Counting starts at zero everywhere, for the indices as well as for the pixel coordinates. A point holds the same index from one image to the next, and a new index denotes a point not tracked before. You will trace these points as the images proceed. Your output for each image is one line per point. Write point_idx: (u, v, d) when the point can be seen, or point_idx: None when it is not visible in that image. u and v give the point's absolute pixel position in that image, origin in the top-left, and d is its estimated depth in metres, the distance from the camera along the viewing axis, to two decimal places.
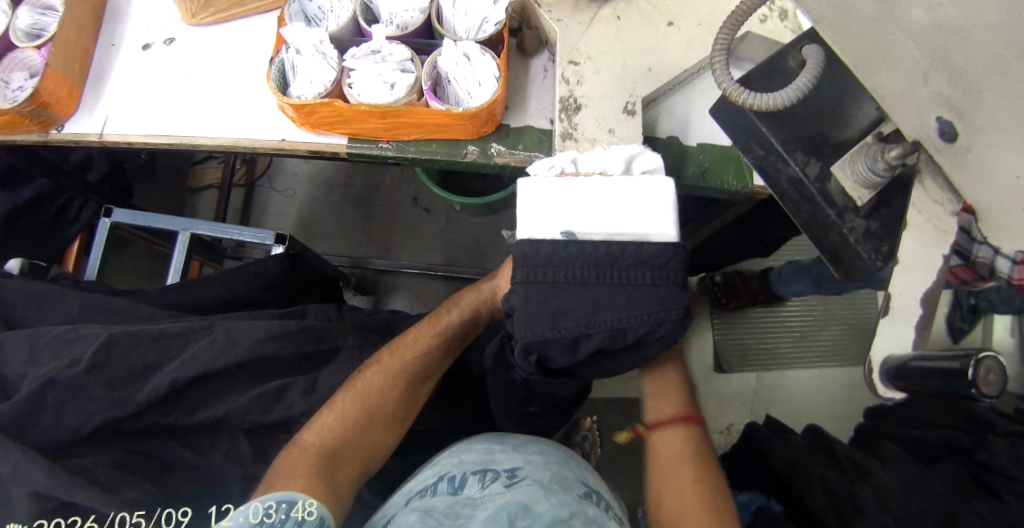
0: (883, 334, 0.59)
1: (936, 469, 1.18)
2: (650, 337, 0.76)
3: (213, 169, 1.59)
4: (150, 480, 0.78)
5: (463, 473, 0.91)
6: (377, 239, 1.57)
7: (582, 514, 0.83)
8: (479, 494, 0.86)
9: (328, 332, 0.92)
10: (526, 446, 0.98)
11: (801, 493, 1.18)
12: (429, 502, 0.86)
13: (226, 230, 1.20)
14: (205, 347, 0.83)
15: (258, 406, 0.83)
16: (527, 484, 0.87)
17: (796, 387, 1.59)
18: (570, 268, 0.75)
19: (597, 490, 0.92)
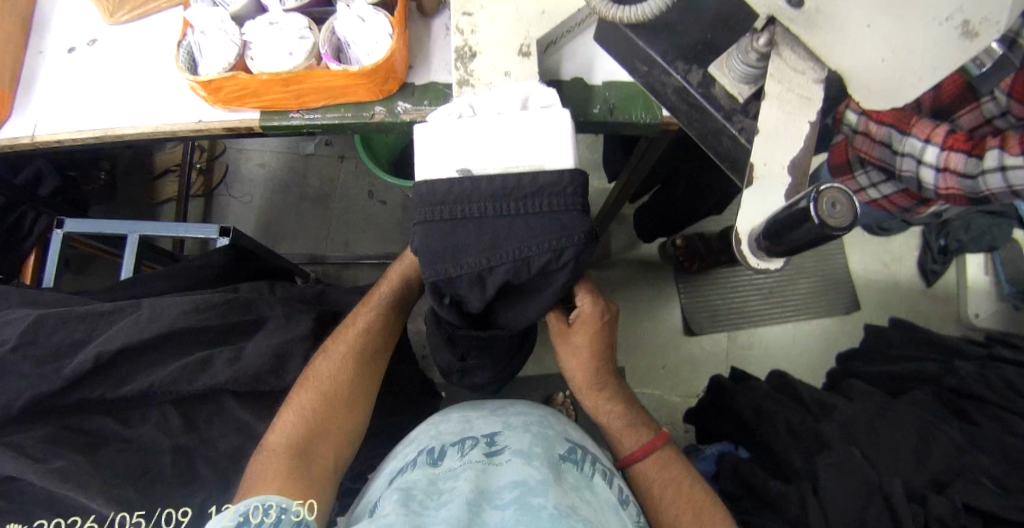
0: (746, 202, 0.61)
1: (934, 403, 1.18)
2: (553, 264, 0.77)
3: (170, 184, 1.76)
4: (81, 454, 0.78)
5: (439, 444, 0.80)
6: (336, 237, 1.77)
7: (570, 478, 0.75)
8: (460, 465, 0.76)
9: (256, 303, 0.93)
10: (504, 412, 0.88)
11: (768, 441, 1.19)
12: (407, 480, 0.74)
13: (175, 228, 1.26)
14: (131, 322, 0.85)
15: (185, 375, 0.84)
16: (511, 450, 0.77)
17: (769, 344, 1.60)
18: (465, 205, 0.76)
19: (580, 445, 0.84)
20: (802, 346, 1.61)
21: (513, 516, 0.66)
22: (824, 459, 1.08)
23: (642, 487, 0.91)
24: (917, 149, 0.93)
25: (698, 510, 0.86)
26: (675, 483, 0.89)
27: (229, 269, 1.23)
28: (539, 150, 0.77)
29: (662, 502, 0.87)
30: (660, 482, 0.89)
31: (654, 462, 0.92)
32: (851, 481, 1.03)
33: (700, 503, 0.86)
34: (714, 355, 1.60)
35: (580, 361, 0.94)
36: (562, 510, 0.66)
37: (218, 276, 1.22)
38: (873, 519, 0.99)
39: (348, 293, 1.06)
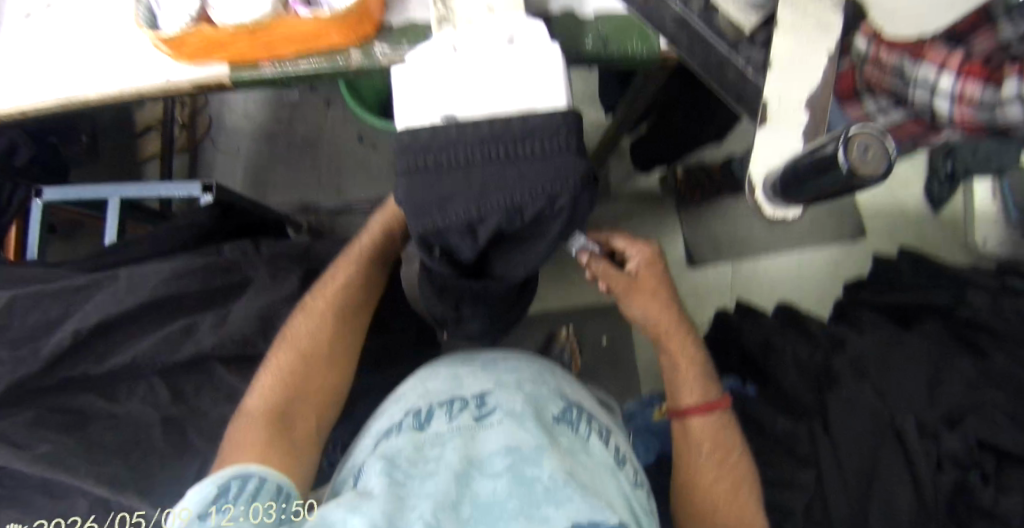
0: (759, 147, 0.56)
1: (946, 335, 1.15)
2: (547, 212, 0.72)
3: (152, 140, 1.74)
4: (67, 434, 0.75)
5: (427, 405, 0.76)
6: (328, 184, 1.73)
7: (563, 443, 0.72)
8: (448, 430, 0.72)
9: (237, 265, 0.90)
10: (495, 368, 0.85)
11: (775, 373, 1.16)
12: (392, 446, 0.70)
13: (155, 189, 1.22)
14: (109, 295, 0.81)
15: (167, 344, 0.81)
16: (503, 412, 0.74)
17: (774, 271, 1.57)
18: (451, 152, 0.70)
19: (575, 405, 0.81)
20: (809, 273, 1.57)
21: (506, 488, 0.64)
22: (836, 393, 1.06)
23: (686, 444, 0.91)
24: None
25: (735, 482, 0.87)
26: (721, 451, 0.89)
27: (215, 227, 1.20)
28: (530, 93, 0.72)
29: (701, 467, 0.88)
30: (707, 447, 0.90)
31: (704, 425, 0.91)
32: (859, 422, 1.02)
33: (739, 477, 0.88)
34: (717, 285, 1.57)
35: (650, 308, 0.92)
36: (558, 479, 0.63)
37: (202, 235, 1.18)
38: (884, 461, 0.98)
39: (336, 247, 1.02)
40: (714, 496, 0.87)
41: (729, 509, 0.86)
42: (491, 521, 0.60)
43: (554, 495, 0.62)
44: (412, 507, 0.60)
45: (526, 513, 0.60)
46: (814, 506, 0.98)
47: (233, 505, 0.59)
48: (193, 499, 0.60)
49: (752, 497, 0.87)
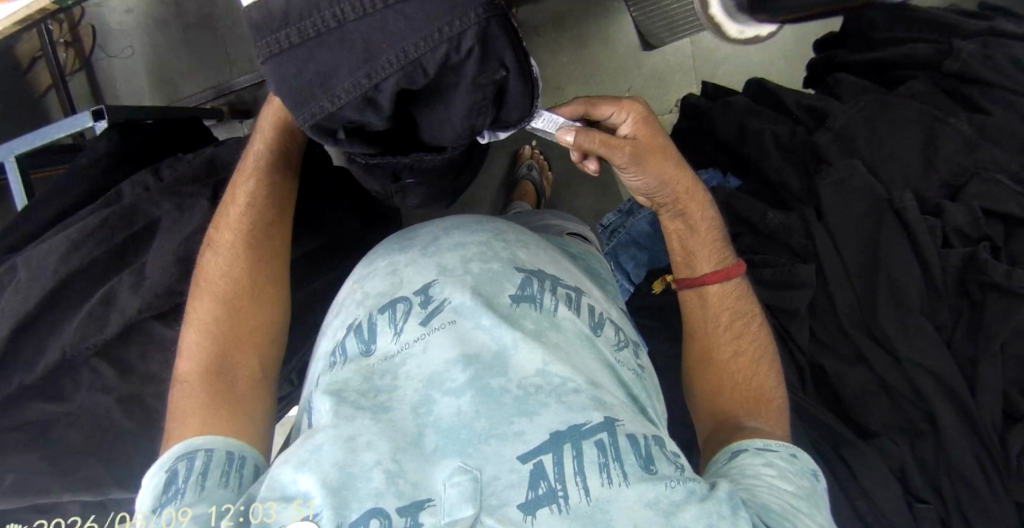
0: None
1: (933, 90, 0.98)
2: (453, 61, 0.57)
3: (43, 69, 1.57)
4: (31, 450, 0.72)
5: (366, 316, 0.66)
6: (237, 58, 1.51)
7: (528, 326, 0.64)
8: (397, 344, 0.63)
9: (137, 207, 0.76)
10: (437, 246, 0.72)
11: (757, 162, 1.05)
12: (338, 377, 0.62)
13: (45, 133, 1.12)
14: (10, 295, 0.72)
15: (93, 323, 0.72)
16: (453, 308, 0.64)
17: (739, 39, 1.37)
18: (315, 15, 0.55)
19: (537, 273, 0.71)
20: (779, 35, 1.36)
21: (472, 404, 0.57)
22: (826, 176, 0.96)
23: (701, 311, 0.83)
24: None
25: (756, 345, 0.80)
26: (741, 317, 0.82)
27: (121, 153, 1.07)
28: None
29: (721, 337, 0.80)
30: (727, 315, 0.81)
31: (721, 293, 0.82)
32: (856, 205, 0.94)
33: (762, 338, 0.81)
34: (681, 68, 1.40)
35: (668, 174, 0.80)
36: (527, 388, 0.58)
37: (108, 169, 1.05)
38: (884, 246, 0.90)
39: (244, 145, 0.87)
40: (739, 361, 0.79)
41: (750, 373, 0.78)
42: (461, 446, 0.55)
43: (524, 408, 0.57)
44: (367, 448, 0.55)
45: (498, 434, 0.55)
46: (818, 303, 0.95)
47: (182, 490, 0.55)
48: (147, 492, 0.56)
49: (770, 357, 0.80)
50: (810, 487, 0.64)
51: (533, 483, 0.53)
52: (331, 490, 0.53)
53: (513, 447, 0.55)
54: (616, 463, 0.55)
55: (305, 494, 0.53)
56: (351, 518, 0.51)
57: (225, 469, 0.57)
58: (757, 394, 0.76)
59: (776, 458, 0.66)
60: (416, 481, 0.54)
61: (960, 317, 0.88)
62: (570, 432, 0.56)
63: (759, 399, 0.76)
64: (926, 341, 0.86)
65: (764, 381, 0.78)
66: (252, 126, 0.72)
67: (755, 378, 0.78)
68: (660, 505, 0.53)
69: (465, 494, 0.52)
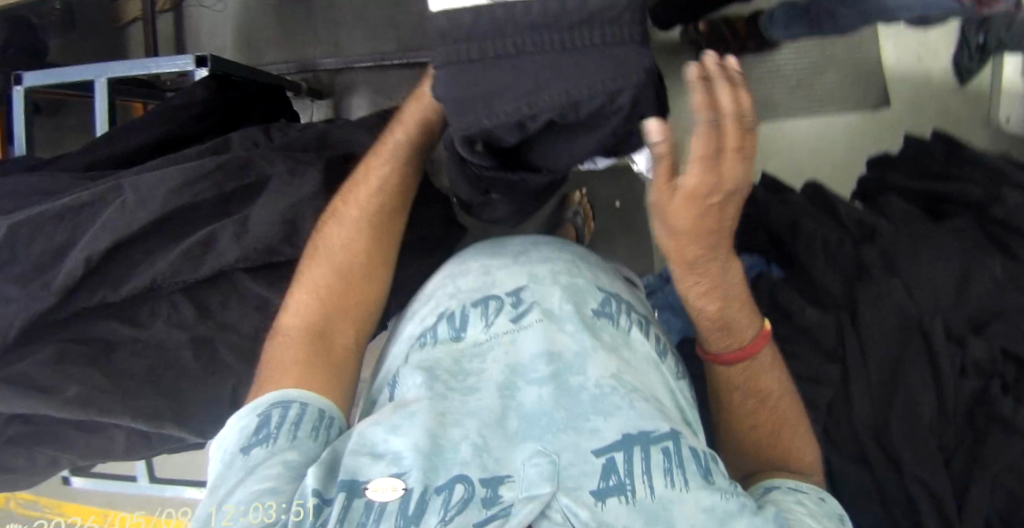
0: None
1: (974, 229, 1.06)
2: (606, 107, 0.63)
3: None
4: (95, 367, 0.73)
5: (459, 307, 0.76)
6: (324, 39, 1.57)
7: (606, 338, 0.72)
8: (486, 334, 0.72)
9: (251, 162, 0.81)
10: (528, 257, 0.82)
11: (804, 259, 1.13)
12: (430, 356, 0.71)
13: (145, 65, 1.15)
14: (115, 212, 0.73)
15: (189, 260, 0.75)
16: (541, 311, 0.73)
17: (797, 137, 1.44)
18: (499, 39, 0.61)
19: (614, 295, 0.80)
20: (832, 145, 1.44)
21: (552, 395, 0.64)
22: (865, 291, 1.03)
23: (727, 387, 0.81)
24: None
25: (780, 426, 0.80)
26: (761, 395, 0.80)
27: (214, 103, 1.14)
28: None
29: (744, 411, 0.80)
30: (742, 393, 0.80)
31: (739, 367, 0.79)
32: (889, 317, 1.01)
33: (783, 420, 0.80)
34: None
35: (695, 220, 0.63)
36: (604, 385, 0.64)
37: (200, 116, 1.12)
38: (907, 365, 0.97)
39: (354, 130, 0.92)
40: (762, 438, 0.80)
41: (779, 443, 0.79)
42: (541, 432, 0.61)
43: (602, 406, 0.62)
44: (457, 425, 0.62)
45: (576, 427, 0.61)
46: (836, 403, 1.02)
47: (274, 435, 0.62)
48: (237, 430, 0.64)
49: (806, 429, 0.81)
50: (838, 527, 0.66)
51: (604, 474, 0.57)
52: (424, 454, 0.59)
53: (589, 442, 0.59)
54: (682, 471, 0.58)
55: (395, 455, 0.60)
56: (439, 482, 0.57)
57: (314, 424, 0.64)
58: (780, 455, 0.79)
59: (805, 498, 0.69)
60: (498, 459, 0.59)
61: (962, 443, 0.95)
62: (641, 435, 0.60)
63: (787, 454, 0.79)
64: (925, 455, 0.92)
65: (794, 450, 0.79)
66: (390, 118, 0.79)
67: (786, 448, 0.79)
68: (716, 512, 0.56)
69: (543, 474, 0.56)
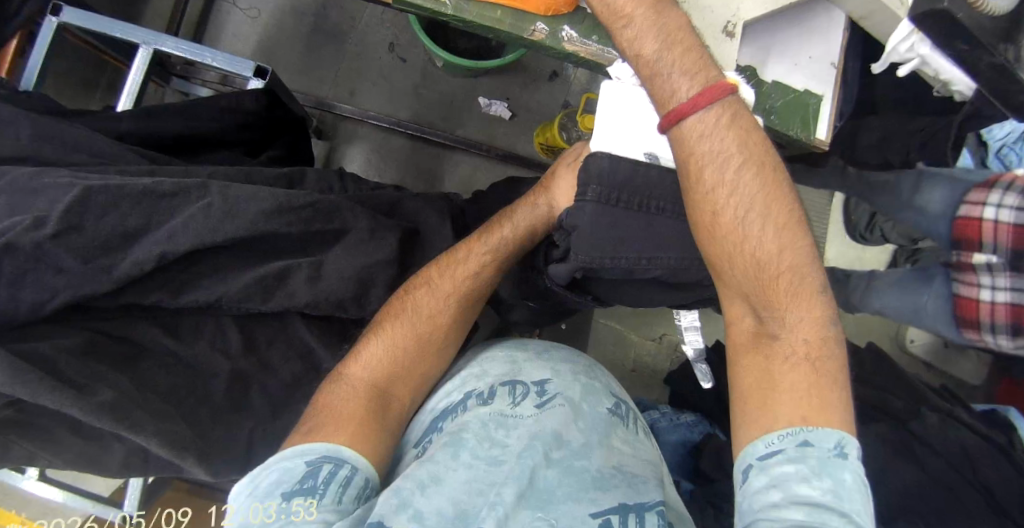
0: None
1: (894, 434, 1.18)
2: (704, 281, 0.71)
3: None
4: (123, 372, 0.68)
5: (488, 387, 0.77)
6: (342, 82, 1.55)
7: (619, 436, 0.75)
8: (512, 410, 0.73)
9: (340, 209, 0.79)
10: (551, 355, 0.84)
11: None
12: (461, 422, 0.72)
13: (202, 53, 1.12)
14: (200, 214, 0.71)
15: (257, 291, 0.73)
16: (565, 398, 0.75)
17: None
18: (647, 194, 0.68)
19: (623, 400, 0.83)
20: None
21: (556, 475, 0.67)
22: None
23: (699, 172, 0.64)
24: (1011, 203, 0.90)
25: (768, 214, 0.63)
26: (748, 166, 0.64)
27: (258, 117, 1.11)
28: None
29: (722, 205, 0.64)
30: (717, 169, 0.63)
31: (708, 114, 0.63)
32: None
33: (771, 195, 0.64)
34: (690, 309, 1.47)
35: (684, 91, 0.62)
36: (604, 472, 0.69)
37: (242, 126, 1.09)
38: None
39: (423, 207, 0.90)
40: (742, 240, 0.63)
41: (770, 246, 0.63)
42: (543, 502, 0.64)
43: (602, 483, 0.67)
44: (481, 494, 0.63)
45: (577, 497, 0.65)
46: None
47: (321, 491, 0.58)
48: (278, 473, 0.59)
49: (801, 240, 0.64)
50: (833, 483, 0.56)
51: None
52: (448, 520, 0.61)
53: (587, 506, 0.64)
54: None
55: (418, 511, 0.61)
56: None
57: (358, 493, 0.61)
58: (768, 277, 0.63)
59: (783, 466, 0.57)
60: (507, 514, 0.61)
61: None
62: (636, 502, 0.66)
63: (789, 262, 0.63)
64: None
65: (783, 247, 0.63)
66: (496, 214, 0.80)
67: (781, 230, 0.63)
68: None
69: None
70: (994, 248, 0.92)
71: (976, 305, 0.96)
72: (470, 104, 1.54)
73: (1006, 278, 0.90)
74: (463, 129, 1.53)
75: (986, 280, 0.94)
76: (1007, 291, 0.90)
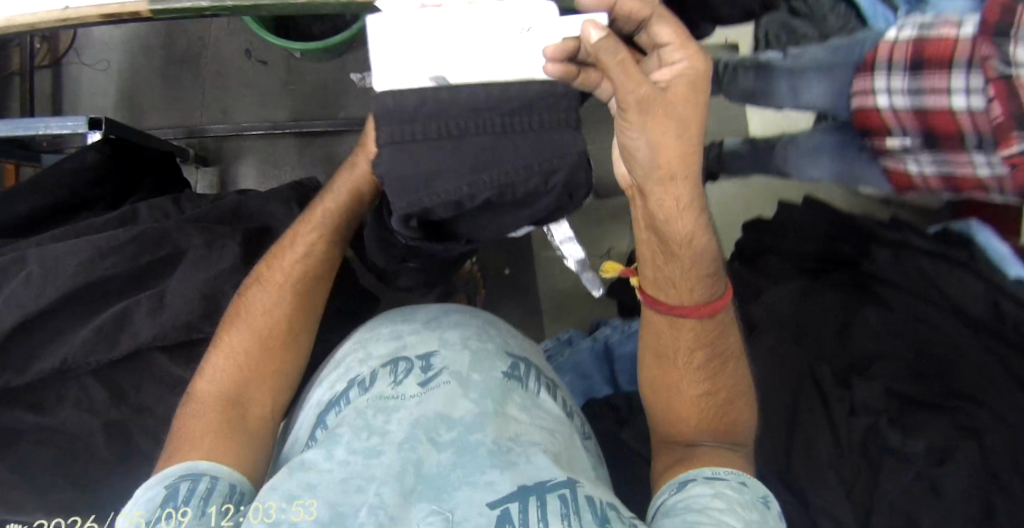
0: None
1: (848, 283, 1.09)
2: (539, 189, 0.68)
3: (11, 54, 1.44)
4: None
5: (370, 373, 0.75)
6: (212, 103, 1.50)
7: (515, 401, 0.72)
8: (394, 392, 0.72)
9: (168, 233, 0.78)
10: (439, 323, 0.81)
11: None
12: (342, 418, 0.70)
13: (44, 124, 1.08)
14: (20, 285, 0.70)
15: (103, 343, 0.71)
16: (450, 373, 0.73)
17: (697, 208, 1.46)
18: (443, 120, 0.64)
19: (522, 359, 0.80)
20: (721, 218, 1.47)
21: (450, 459, 0.65)
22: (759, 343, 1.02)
23: (664, 111, 0.60)
24: (900, 88, 0.85)
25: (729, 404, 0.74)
26: (714, 356, 0.75)
27: (109, 170, 1.05)
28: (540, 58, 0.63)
29: (678, 172, 0.64)
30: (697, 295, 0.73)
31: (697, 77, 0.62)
32: (779, 374, 1.01)
33: (732, 388, 0.75)
34: None
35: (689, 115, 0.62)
36: (501, 445, 0.66)
37: (93, 182, 1.03)
38: (801, 413, 0.96)
39: (267, 201, 0.93)
40: (696, 385, 0.74)
41: (712, 366, 0.74)
42: (437, 492, 0.62)
43: (500, 461, 0.64)
44: (360, 490, 0.62)
45: (470, 481, 0.62)
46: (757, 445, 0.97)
47: (181, 509, 0.57)
48: (142, 502, 0.59)
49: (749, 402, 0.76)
50: (760, 517, 0.61)
51: (499, 523, 0.58)
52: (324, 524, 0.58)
53: (484, 495, 0.61)
54: (579, 516, 0.59)
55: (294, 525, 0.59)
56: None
57: (226, 498, 0.60)
58: (718, 411, 0.74)
59: (727, 489, 0.64)
60: (395, 515, 0.59)
61: (859, 475, 0.91)
62: (535, 486, 0.62)
63: (724, 365, 0.75)
64: (830, 493, 0.89)
65: (724, 404, 0.74)
66: (322, 188, 0.82)
67: (719, 347, 0.75)
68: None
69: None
70: (905, 133, 0.88)
71: (905, 179, 0.92)
72: (345, 85, 1.47)
73: (927, 154, 0.87)
74: (345, 110, 1.45)
75: (907, 157, 0.90)
76: (933, 166, 0.88)
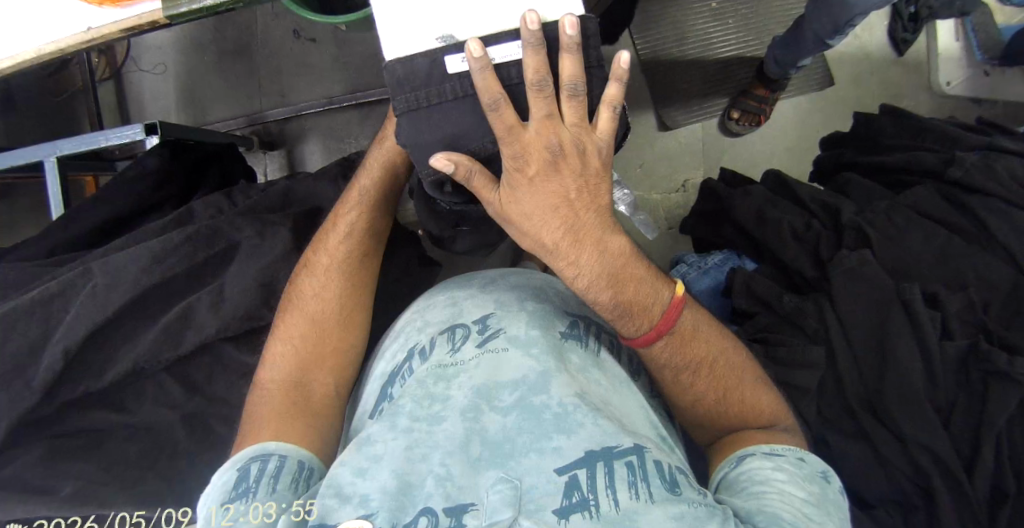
0: None
1: (934, 196, 0.93)
2: None
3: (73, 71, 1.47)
4: (88, 458, 0.77)
5: (429, 341, 0.74)
6: (269, 89, 1.48)
7: (573, 361, 0.70)
8: (452, 358, 0.70)
9: (218, 229, 0.84)
10: (495, 286, 0.79)
11: (770, 246, 1.00)
12: (403, 388, 0.70)
13: (95, 139, 1.06)
14: (86, 299, 0.77)
15: (167, 339, 0.79)
16: (508, 336, 0.71)
17: (777, 127, 1.33)
18: (456, 81, 0.61)
19: (582, 317, 0.77)
20: (803, 136, 1.33)
21: (516, 422, 0.63)
22: (838, 263, 0.89)
23: (517, 222, 0.64)
24: None
25: (729, 399, 0.71)
26: (687, 366, 0.71)
27: (169, 172, 1.06)
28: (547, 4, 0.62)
29: (546, 260, 0.66)
30: (626, 334, 0.70)
31: (542, 165, 0.61)
32: (869, 293, 0.87)
33: (725, 383, 0.71)
34: (694, 149, 1.34)
35: (527, 215, 0.63)
36: (567, 406, 0.63)
37: (155, 186, 1.04)
38: (893, 336, 0.83)
39: (315, 183, 0.95)
40: (681, 393, 0.72)
41: (687, 375, 0.71)
42: (503, 459, 0.60)
43: (563, 424, 0.61)
44: (424, 460, 0.61)
45: (536, 447, 0.60)
46: (826, 386, 0.87)
47: (253, 488, 0.61)
48: (219, 485, 0.62)
49: (761, 378, 0.74)
50: (819, 490, 0.62)
51: (567, 493, 0.56)
52: (391, 495, 0.58)
53: (550, 462, 0.59)
54: (649, 484, 0.57)
55: (363, 497, 0.58)
56: (406, 520, 0.57)
57: (294, 476, 0.64)
58: (719, 406, 0.71)
59: (785, 463, 0.64)
60: (462, 486, 0.58)
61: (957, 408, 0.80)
62: (603, 452, 0.59)
63: (710, 365, 0.71)
64: (926, 426, 0.78)
65: (722, 397, 0.71)
66: (359, 166, 0.84)
67: (691, 354, 0.71)
68: (686, 519, 0.55)
69: (506, 500, 0.56)
70: None
71: None
72: None
73: None
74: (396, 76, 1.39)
75: None
76: None
